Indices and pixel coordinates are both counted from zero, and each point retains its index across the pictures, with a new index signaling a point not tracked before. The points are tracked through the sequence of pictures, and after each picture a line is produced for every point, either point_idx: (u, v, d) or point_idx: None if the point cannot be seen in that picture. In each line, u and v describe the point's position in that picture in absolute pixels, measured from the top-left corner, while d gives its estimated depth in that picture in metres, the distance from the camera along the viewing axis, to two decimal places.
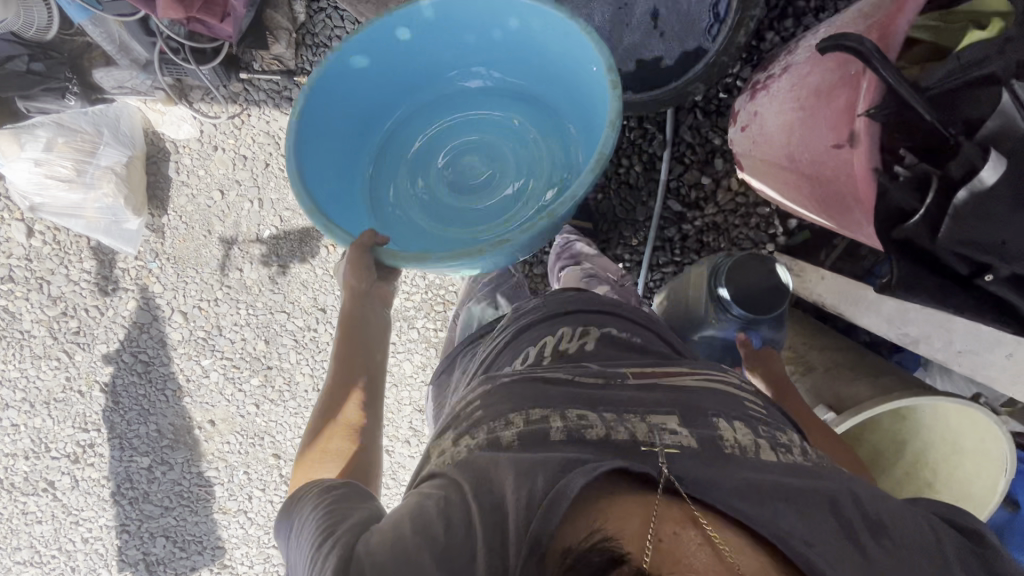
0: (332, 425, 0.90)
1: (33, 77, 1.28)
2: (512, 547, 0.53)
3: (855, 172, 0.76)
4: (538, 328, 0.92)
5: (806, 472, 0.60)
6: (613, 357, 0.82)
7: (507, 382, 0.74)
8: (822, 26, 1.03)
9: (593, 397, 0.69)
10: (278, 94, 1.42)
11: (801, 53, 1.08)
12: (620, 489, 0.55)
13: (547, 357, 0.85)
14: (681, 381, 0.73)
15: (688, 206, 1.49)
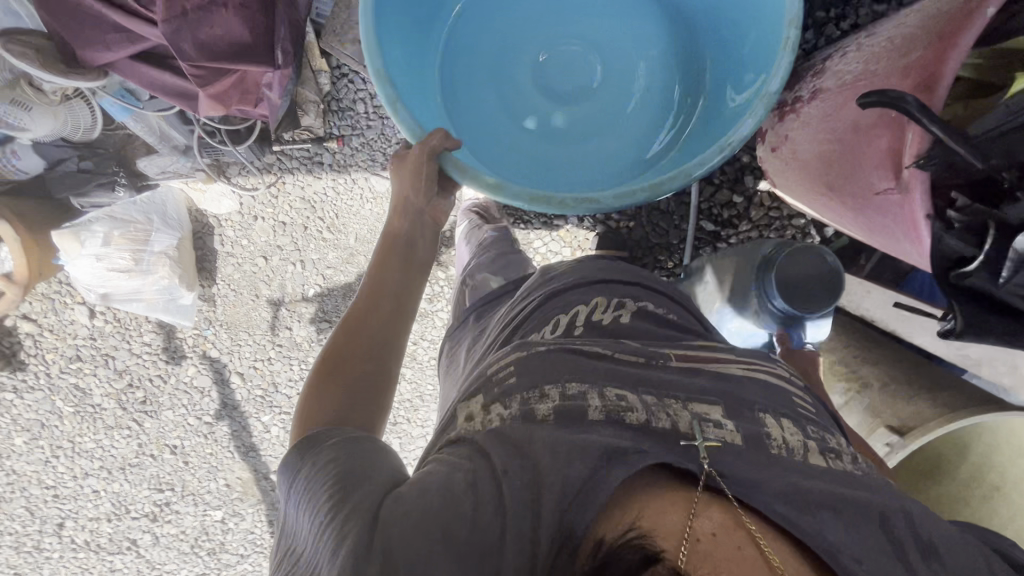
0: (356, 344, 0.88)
1: (83, 175, 1.37)
2: (545, 532, 0.54)
3: (911, 218, 0.78)
4: (570, 295, 0.92)
5: (854, 482, 0.58)
6: (647, 334, 0.84)
7: (545, 351, 0.76)
8: (853, 52, 1.02)
9: (630, 377, 0.70)
10: (310, 160, 1.47)
11: (831, 77, 1.07)
12: (655, 482, 0.57)
13: (580, 326, 0.86)
14: (728, 368, 0.74)
15: (722, 223, 1.50)
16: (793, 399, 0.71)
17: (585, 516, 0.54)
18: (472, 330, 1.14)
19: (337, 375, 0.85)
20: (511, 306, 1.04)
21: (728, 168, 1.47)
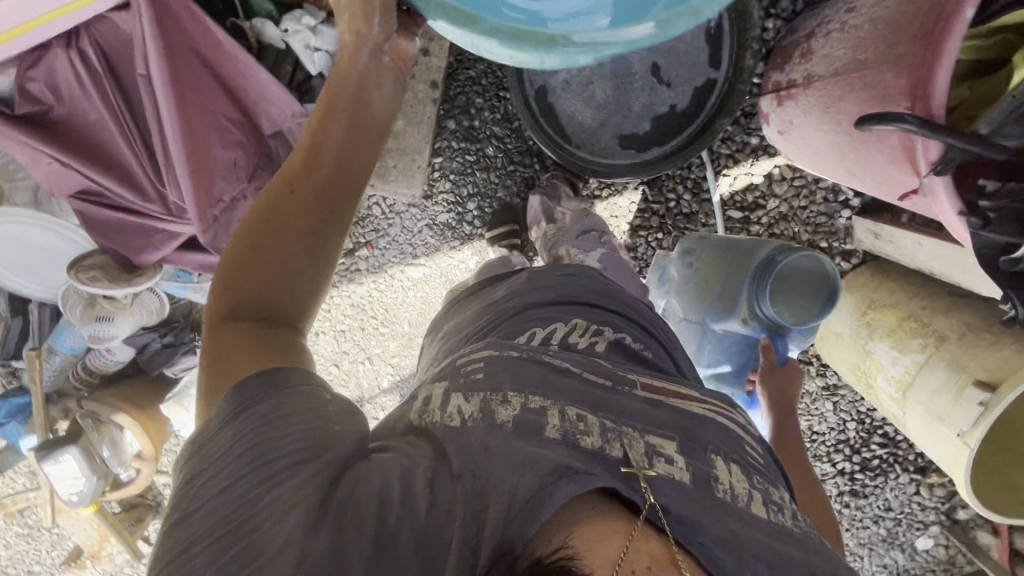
0: (268, 236, 0.73)
1: (168, 348, 1.55)
2: (484, 543, 0.53)
3: (945, 219, 0.77)
4: (550, 309, 0.91)
5: (793, 540, 0.61)
6: (623, 361, 0.82)
7: (514, 356, 0.75)
8: (838, 35, 1.00)
9: (598, 400, 0.68)
10: (351, 272, 1.59)
11: (820, 64, 1.05)
12: (595, 498, 0.56)
13: (555, 343, 0.83)
14: (692, 407, 0.74)
15: (747, 208, 1.50)
16: (743, 448, 0.72)
17: (528, 530, 0.53)
18: (440, 331, 1.09)
19: (260, 271, 0.72)
20: (476, 312, 1.01)
21: (741, 154, 1.46)
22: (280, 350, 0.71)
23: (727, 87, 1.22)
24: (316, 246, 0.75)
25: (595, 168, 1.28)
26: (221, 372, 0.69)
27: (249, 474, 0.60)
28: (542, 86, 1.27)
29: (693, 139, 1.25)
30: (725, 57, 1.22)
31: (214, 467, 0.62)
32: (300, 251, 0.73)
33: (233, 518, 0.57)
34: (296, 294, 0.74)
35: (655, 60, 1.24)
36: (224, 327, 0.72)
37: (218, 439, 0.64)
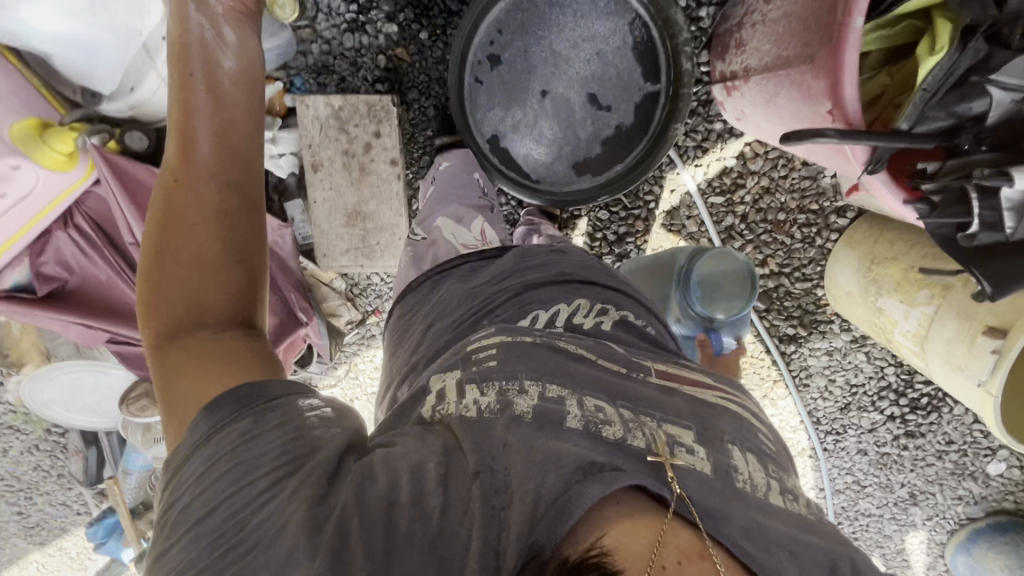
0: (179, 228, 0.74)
1: None
2: (510, 547, 0.51)
3: (889, 204, 0.78)
4: (550, 291, 0.92)
5: (824, 532, 0.60)
6: (632, 347, 0.81)
7: (530, 342, 0.75)
8: (762, 28, 1.00)
9: (615, 388, 0.69)
10: (364, 338, 1.63)
11: (752, 56, 1.05)
12: (627, 497, 0.54)
13: (560, 325, 0.85)
14: (704, 394, 0.73)
15: (727, 192, 1.51)
16: (760, 435, 0.70)
17: (561, 529, 0.51)
18: (420, 318, 1.01)
19: (187, 281, 0.75)
20: (467, 294, 0.98)
21: (709, 142, 1.46)
22: (238, 352, 0.72)
23: (669, 94, 1.25)
24: (236, 241, 0.78)
25: (564, 201, 1.32)
26: (181, 392, 0.68)
27: (232, 497, 0.58)
28: (494, 137, 1.32)
29: (649, 152, 1.29)
30: (662, 66, 1.25)
31: (191, 492, 0.60)
32: (220, 250, 0.77)
33: (230, 544, 0.56)
34: (232, 291, 0.76)
35: (594, 87, 1.27)
36: (171, 355, 0.72)
37: (191, 461, 0.63)
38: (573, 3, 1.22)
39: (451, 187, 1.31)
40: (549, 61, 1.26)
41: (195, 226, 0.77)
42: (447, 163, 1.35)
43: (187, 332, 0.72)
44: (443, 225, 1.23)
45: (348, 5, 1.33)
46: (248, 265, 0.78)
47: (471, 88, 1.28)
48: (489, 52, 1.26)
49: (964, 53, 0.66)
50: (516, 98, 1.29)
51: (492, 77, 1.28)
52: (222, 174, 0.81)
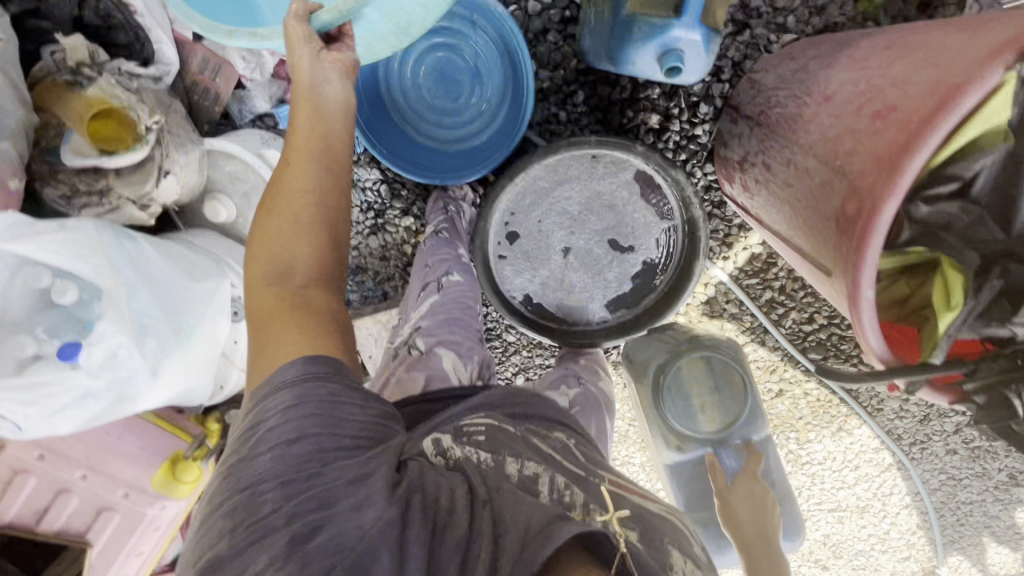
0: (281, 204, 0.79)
1: None
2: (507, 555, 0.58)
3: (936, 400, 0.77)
4: (536, 414, 0.86)
5: None
6: (594, 463, 0.81)
7: (511, 442, 0.76)
8: (768, 196, 1.01)
9: (574, 475, 0.73)
10: None
11: (765, 210, 1.05)
12: (585, 550, 0.58)
13: (552, 439, 0.81)
14: (651, 511, 0.71)
15: (759, 273, 1.53)
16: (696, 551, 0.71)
17: (545, 552, 0.56)
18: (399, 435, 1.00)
19: (284, 244, 0.78)
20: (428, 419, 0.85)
21: (732, 235, 1.47)
22: (319, 324, 0.75)
23: (686, 225, 1.26)
24: (328, 223, 0.80)
25: (586, 338, 1.32)
26: (264, 341, 0.74)
27: (314, 439, 0.66)
28: (526, 295, 1.33)
29: (677, 278, 1.28)
30: (671, 206, 1.26)
31: (276, 421, 0.67)
32: (313, 228, 0.79)
33: (307, 473, 0.65)
34: (314, 262, 0.79)
35: (613, 236, 1.28)
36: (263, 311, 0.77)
37: (276, 401, 0.69)
38: (574, 175, 1.25)
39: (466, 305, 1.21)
40: (562, 225, 1.28)
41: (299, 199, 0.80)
42: (457, 275, 1.28)
43: (278, 284, 0.77)
44: (441, 353, 1.08)
45: (365, 212, 1.43)
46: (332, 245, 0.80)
47: (496, 265, 1.31)
48: (506, 231, 1.29)
49: (968, 308, 0.70)
50: (539, 261, 1.30)
51: (514, 251, 1.30)
52: (325, 161, 0.82)
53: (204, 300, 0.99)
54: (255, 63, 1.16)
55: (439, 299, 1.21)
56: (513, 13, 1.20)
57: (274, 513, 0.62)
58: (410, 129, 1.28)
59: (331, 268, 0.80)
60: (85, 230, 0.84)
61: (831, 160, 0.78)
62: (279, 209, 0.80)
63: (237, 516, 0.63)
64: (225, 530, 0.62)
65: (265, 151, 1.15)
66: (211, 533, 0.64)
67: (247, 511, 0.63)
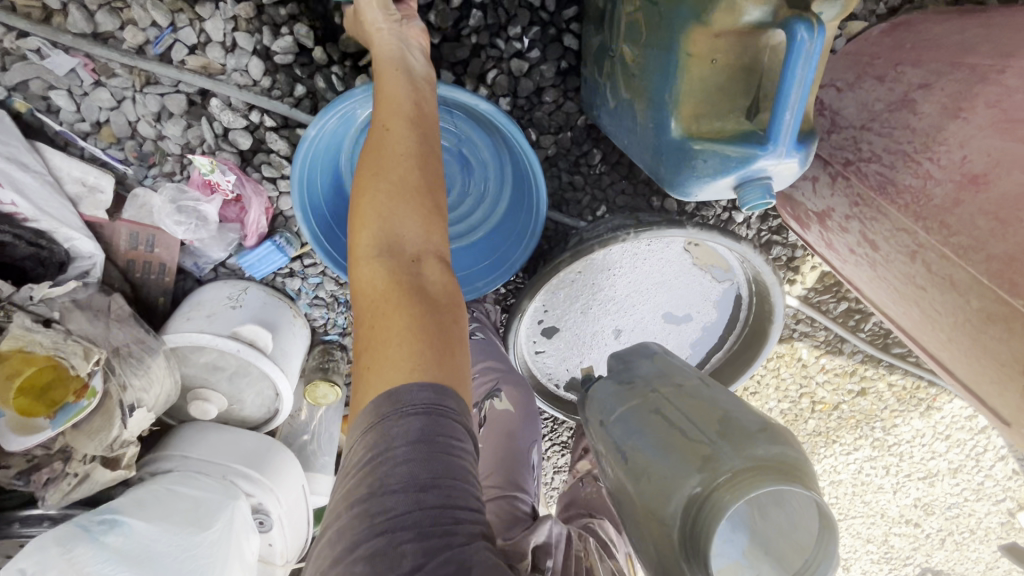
0: (383, 165, 0.64)
1: None
2: None
3: None
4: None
5: None
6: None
7: None
8: (873, 274, 0.80)
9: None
10: None
11: (859, 277, 0.85)
12: None
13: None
14: None
15: (833, 287, 1.32)
16: None
17: None
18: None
19: (388, 216, 0.61)
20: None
21: (797, 257, 1.23)
22: (439, 322, 0.59)
23: (753, 286, 1.06)
24: (434, 189, 0.64)
25: None
26: (376, 341, 0.58)
27: (450, 490, 0.51)
28: (571, 378, 1.15)
29: (748, 341, 1.10)
30: (731, 264, 1.05)
31: (404, 452, 0.51)
32: (422, 194, 0.63)
33: (442, 528, 0.49)
34: (429, 238, 0.62)
35: (667, 311, 1.09)
36: (365, 301, 0.60)
37: (395, 425, 0.52)
38: (614, 261, 1.02)
39: (516, 454, 0.94)
40: (608, 312, 1.07)
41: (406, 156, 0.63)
42: (507, 397, 1.01)
43: (386, 261, 0.60)
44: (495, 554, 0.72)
45: None
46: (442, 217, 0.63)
47: (534, 361, 1.13)
48: (542, 328, 1.08)
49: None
50: (584, 348, 1.11)
51: (553, 343, 1.11)
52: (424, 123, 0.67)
53: (221, 542, 0.83)
54: (193, 218, 0.92)
55: (484, 447, 0.95)
56: (494, 81, 0.92)
57: (414, 572, 0.47)
58: None
59: (442, 244, 0.63)
60: (52, 566, 0.71)
61: (1006, 296, 0.56)
62: (379, 171, 0.63)
63: (376, 569, 0.47)
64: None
65: (239, 326, 0.95)
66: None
67: (387, 563, 0.47)
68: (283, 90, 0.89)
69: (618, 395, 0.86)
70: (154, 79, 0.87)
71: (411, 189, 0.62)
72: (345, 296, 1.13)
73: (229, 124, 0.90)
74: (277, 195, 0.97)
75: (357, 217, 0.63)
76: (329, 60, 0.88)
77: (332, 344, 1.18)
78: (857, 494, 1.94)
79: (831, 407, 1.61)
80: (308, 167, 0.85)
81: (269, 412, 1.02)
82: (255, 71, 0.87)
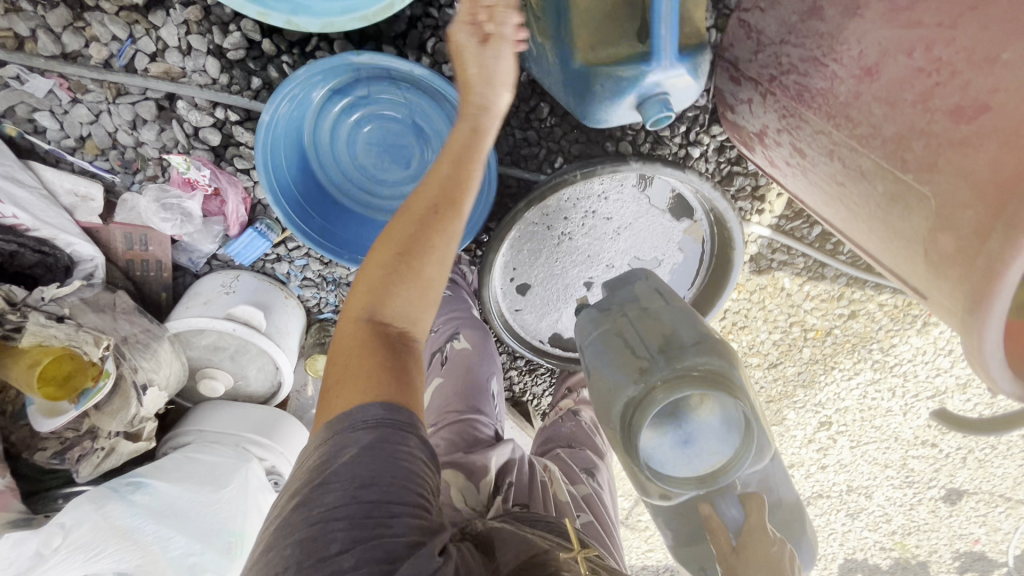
0: (394, 240, 0.65)
1: None
2: None
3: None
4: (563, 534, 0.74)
5: None
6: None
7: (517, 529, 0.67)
8: (807, 183, 0.83)
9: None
10: None
11: (799, 189, 0.89)
12: None
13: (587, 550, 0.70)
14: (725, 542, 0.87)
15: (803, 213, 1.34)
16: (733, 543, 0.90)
17: None
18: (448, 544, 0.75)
19: (386, 292, 0.63)
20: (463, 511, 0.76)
21: (761, 186, 1.25)
22: (404, 379, 0.61)
23: (712, 219, 1.09)
24: (436, 277, 0.66)
25: None
26: (337, 378, 0.61)
27: (387, 484, 0.53)
28: (555, 332, 1.21)
29: (716, 274, 1.14)
30: (688, 198, 1.09)
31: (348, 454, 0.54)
32: (424, 279, 0.65)
33: (369, 517, 0.52)
34: (411, 315, 0.65)
35: (635, 255, 1.13)
36: (340, 351, 0.63)
37: (342, 440, 0.55)
38: (570, 206, 1.08)
39: (478, 386, 1.03)
40: (577, 259, 1.12)
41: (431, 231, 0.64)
42: (465, 337, 1.08)
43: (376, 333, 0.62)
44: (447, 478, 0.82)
45: None
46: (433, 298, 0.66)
47: (513, 320, 1.18)
48: (516, 285, 1.14)
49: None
50: (561, 301, 1.16)
51: (529, 300, 1.16)
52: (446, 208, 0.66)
53: (237, 499, 0.91)
54: (178, 214, 1.01)
55: (444, 380, 1.03)
56: (434, 49, 0.97)
57: (342, 553, 0.50)
58: (368, 206, 1.08)
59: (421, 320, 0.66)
60: (87, 520, 0.82)
61: (899, 171, 0.60)
62: (394, 248, 0.64)
63: (306, 550, 0.50)
64: (293, 561, 0.50)
65: (233, 308, 1.03)
66: (272, 561, 0.51)
67: (317, 546, 0.50)
68: (241, 84, 0.95)
69: (597, 320, 1.00)
70: (123, 90, 0.94)
71: (422, 263, 0.64)
72: (333, 275, 1.19)
73: (198, 123, 0.98)
74: (252, 184, 1.04)
75: (358, 282, 0.65)
76: (278, 50, 0.94)
77: (328, 321, 1.25)
78: (866, 420, 1.93)
79: (824, 333, 1.63)
80: (271, 150, 0.92)
81: (273, 385, 1.10)
82: (212, 69, 0.94)
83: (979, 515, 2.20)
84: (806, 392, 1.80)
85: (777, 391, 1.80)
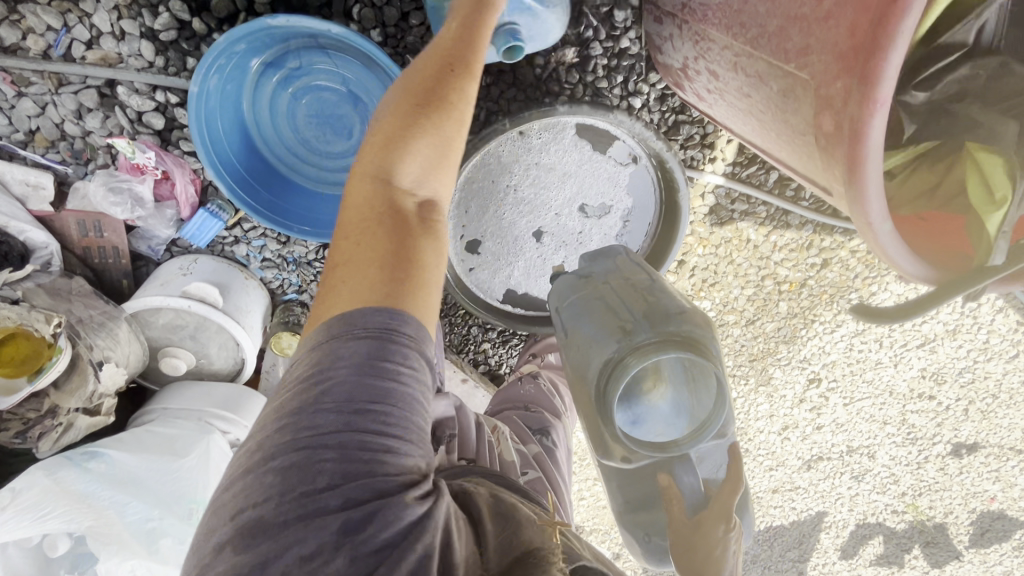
0: (408, 102, 0.66)
1: None
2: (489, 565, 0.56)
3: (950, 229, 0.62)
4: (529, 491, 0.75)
5: None
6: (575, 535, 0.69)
7: (481, 480, 0.70)
8: (727, 108, 0.84)
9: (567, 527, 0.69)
10: None
11: (721, 115, 0.89)
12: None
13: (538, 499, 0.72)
14: (689, 521, 0.83)
15: (756, 158, 1.33)
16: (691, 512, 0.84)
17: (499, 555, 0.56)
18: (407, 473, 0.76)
19: (393, 154, 0.64)
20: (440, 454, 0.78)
21: (709, 133, 1.26)
22: (417, 256, 0.62)
23: (655, 163, 1.10)
24: (449, 142, 0.67)
25: None
26: (349, 252, 0.61)
27: (384, 415, 0.52)
28: (509, 290, 1.21)
29: (667, 217, 1.14)
30: (628, 147, 1.10)
31: (346, 376, 0.52)
32: (437, 140, 0.66)
33: (363, 458, 0.51)
34: (428, 180, 0.66)
35: (582, 202, 1.13)
36: (351, 217, 0.64)
37: (342, 342, 0.54)
38: (511, 161, 1.10)
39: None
40: (524, 211, 1.13)
41: (447, 100, 0.67)
42: None
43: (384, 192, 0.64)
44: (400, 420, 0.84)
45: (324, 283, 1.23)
46: (450, 166, 0.68)
47: (470, 279, 1.20)
48: (467, 243, 1.17)
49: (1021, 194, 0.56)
50: (514, 255, 1.17)
51: (482, 258, 1.18)
52: (456, 70, 0.68)
53: (197, 469, 0.93)
54: (129, 198, 1.03)
55: None
56: (360, 16, 0.99)
57: (327, 489, 0.49)
58: (300, 179, 1.11)
59: (437, 189, 0.68)
60: (37, 484, 0.84)
61: (783, 64, 0.61)
62: (407, 110, 0.66)
63: (291, 481, 0.49)
64: (276, 494, 0.49)
65: (188, 286, 1.05)
66: (249, 488, 0.50)
67: (302, 478, 0.50)
68: (177, 66, 0.99)
69: (575, 287, 0.98)
70: (65, 79, 0.98)
71: (438, 128, 0.66)
72: (292, 255, 1.19)
73: (140, 108, 1.01)
74: (200, 166, 1.07)
75: (369, 148, 0.66)
76: (208, 29, 0.97)
77: (293, 303, 1.25)
78: (856, 373, 1.77)
79: (799, 286, 1.58)
80: (206, 122, 0.95)
81: (237, 362, 1.12)
82: (147, 53, 0.97)
83: (989, 470, 1.92)
84: (790, 348, 1.71)
85: (760, 349, 1.74)
